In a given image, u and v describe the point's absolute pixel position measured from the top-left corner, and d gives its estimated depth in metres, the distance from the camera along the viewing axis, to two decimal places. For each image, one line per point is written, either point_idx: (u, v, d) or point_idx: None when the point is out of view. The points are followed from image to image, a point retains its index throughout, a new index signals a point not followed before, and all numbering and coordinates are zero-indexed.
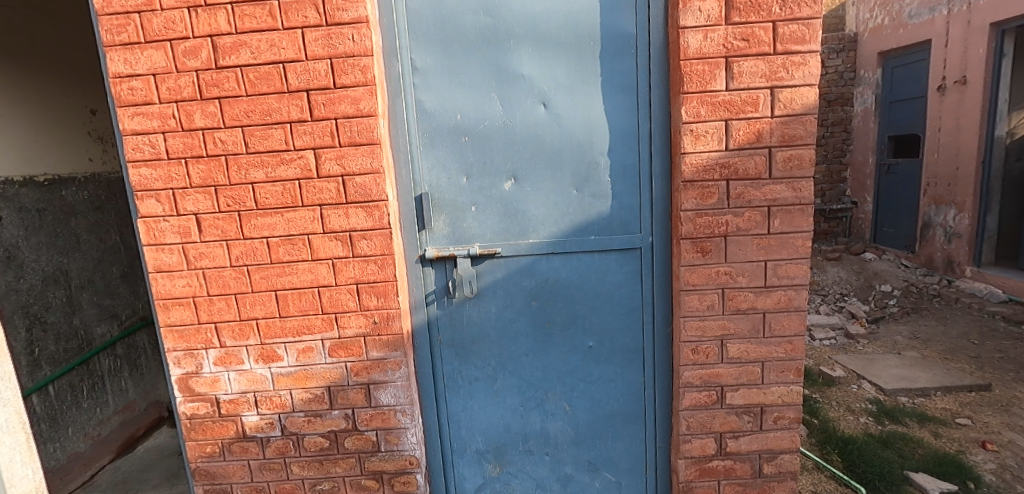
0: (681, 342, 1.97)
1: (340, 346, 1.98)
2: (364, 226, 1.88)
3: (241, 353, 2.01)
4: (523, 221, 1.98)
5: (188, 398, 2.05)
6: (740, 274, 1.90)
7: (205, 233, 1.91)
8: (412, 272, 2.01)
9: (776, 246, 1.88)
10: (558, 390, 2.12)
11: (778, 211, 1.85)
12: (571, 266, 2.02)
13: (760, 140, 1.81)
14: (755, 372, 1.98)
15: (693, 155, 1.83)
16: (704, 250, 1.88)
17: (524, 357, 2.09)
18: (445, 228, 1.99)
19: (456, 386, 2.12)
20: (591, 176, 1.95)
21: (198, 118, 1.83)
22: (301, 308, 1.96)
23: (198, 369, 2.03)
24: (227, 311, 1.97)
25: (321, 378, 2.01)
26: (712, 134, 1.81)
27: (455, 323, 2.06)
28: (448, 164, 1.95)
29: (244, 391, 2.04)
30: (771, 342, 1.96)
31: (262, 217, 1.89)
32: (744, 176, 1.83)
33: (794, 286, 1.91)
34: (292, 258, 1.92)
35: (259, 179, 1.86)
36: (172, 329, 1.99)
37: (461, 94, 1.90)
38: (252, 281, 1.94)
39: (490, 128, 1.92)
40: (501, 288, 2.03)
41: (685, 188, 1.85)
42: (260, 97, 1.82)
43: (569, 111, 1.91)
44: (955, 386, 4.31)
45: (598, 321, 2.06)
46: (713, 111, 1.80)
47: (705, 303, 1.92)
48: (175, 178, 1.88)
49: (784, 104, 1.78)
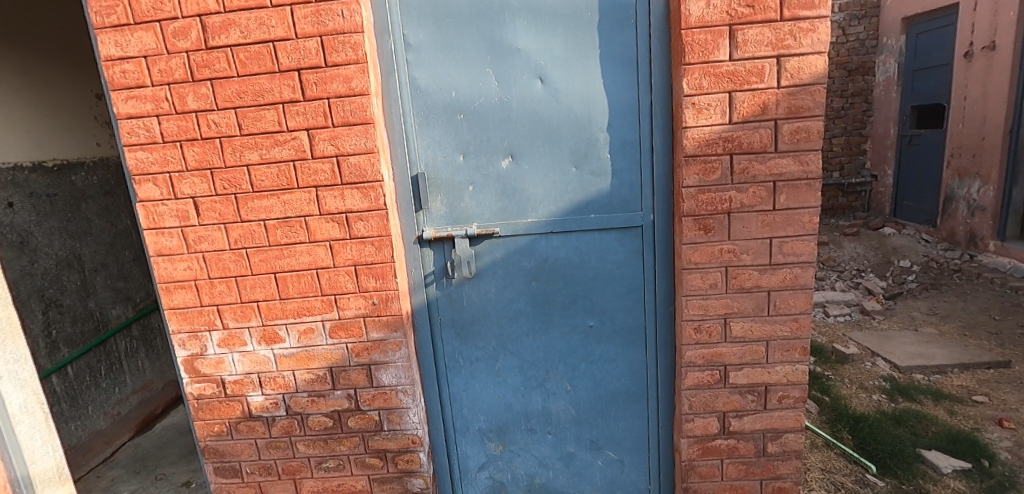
0: (683, 321, 1.93)
1: (340, 327, 1.99)
2: (360, 208, 1.87)
3: (244, 335, 2.02)
4: (522, 200, 1.95)
5: (194, 379, 2.08)
6: (744, 252, 1.85)
7: (204, 216, 1.91)
8: (410, 253, 1.99)
9: (782, 222, 1.82)
10: (559, 370, 2.11)
11: (784, 186, 1.79)
12: (571, 246, 1.98)
13: (765, 112, 1.74)
14: (759, 351, 1.94)
15: (695, 129, 1.77)
16: (707, 227, 1.84)
17: (524, 337, 2.08)
18: (443, 208, 1.96)
19: (457, 366, 2.12)
20: (590, 152, 1.90)
21: (191, 100, 1.82)
22: (300, 290, 1.96)
23: (203, 350, 2.05)
24: (228, 294, 1.98)
25: (323, 359, 2.03)
26: (716, 107, 1.74)
27: (455, 304, 2.05)
28: (444, 143, 1.91)
29: (248, 372, 2.06)
30: (776, 320, 1.91)
31: (259, 200, 1.88)
32: (749, 150, 1.77)
33: (800, 264, 1.85)
34: (290, 240, 1.91)
35: (254, 161, 1.85)
36: (176, 312, 2.01)
37: (455, 70, 1.86)
38: (251, 263, 1.94)
39: (485, 105, 1.88)
40: (500, 269, 2.01)
41: (687, 163, 1.79)
42: (252, 77, 1.79)
43: (567, 86, 1.85)
44: (973, 363, 4.22)
45: (599, 301, 2.04)
46: (716, 82, 1.73)
47: (708, 282, 1.88)
48: (171, 161, 1.87)
49: (790, 74, 1.71)
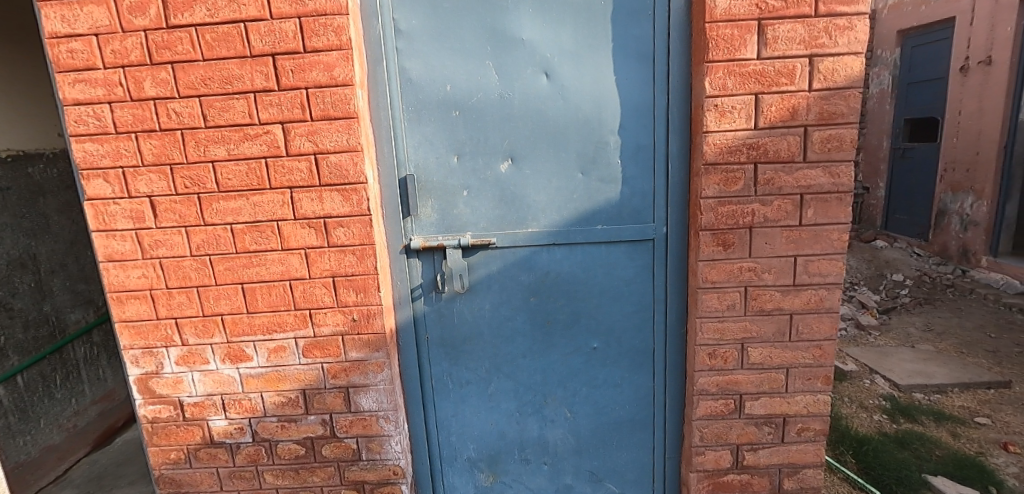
0: (697, 345, 1.75)
1: (315, 345, 1.77)
2: (340, 212, 1.66)
3: (205, 352, 1.80)
4: (522, 207, 1.75)
5: (148, 401, 1.85)
6: (766, 271, 1.68)
7: (162, 218, 1.69)
8: (396, 264, 1.79)
9: (808, 239, 1.65)
10: (559, 396, 1.92)
11: (812, 200, 1.62)
12: (575, 259, 1.79)
13: (795, 117, 1.57)
14: (779, 380, 1.78)
15: (716, 134, 1.59)
16: (726, 243, 1.66)
17: (521, 358, 1.89)
18: (434, 214, 1.76)
19: (446, 390, 1.92)
20: (599, 157, 1.72)
21: (148, 86, 1.60)
22: (270, 303, 1.74)
23: (159, 369, 1.82)
24: (189, 306, 1.76)
25: (295, 381, 1.81)
26: (741, 110, 1.57)
27: (445, 321, 1.85)
28: (437, 142, 1.71)
29: (210, 393, 1.83)
30: (798, 346, 1.74)
31: (225, 201, 1.67)
32: (775, 159, 1.60)
33: (826, 285, 1.69)
34: (260, 247, 1.70)
35: (220, 157, 1.64)
36: (129, 325, 1.78)
37: (451, 61, 1.66)
38: (215, 272, 1.72)
39: (484, 102, 1.68)
40: (496, 283, 1.81)
41: (707, 172, 1.61)
42: (219, 62, 1.58)
43: (576, 83, 1.67)
44: (974, 383, 4.12)
45: (603, 320, 1.85)
46: (742, 83, 1.55)
47: (725, 303, 1.71)
48: (125, 155, 1.64)
49: (824, 75, 1.54)
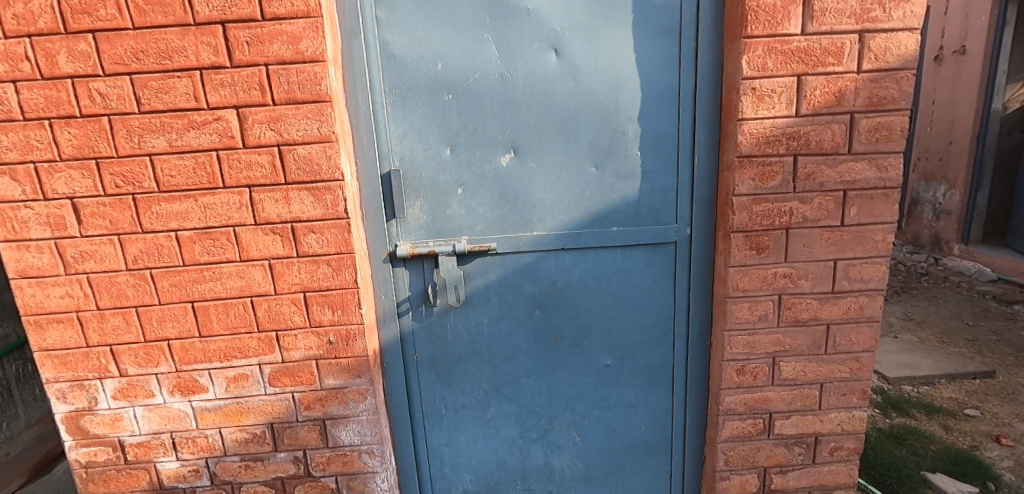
0: (723, 361, 1.56)
1: (283, 372, 1.50)
2: (311, 216, 1.39)
3: (150, 383, 1.50)
4: (525, 207, 1.51)
5: (81, 443, 1.55)
6: (803, 277, 1.48)
7: (88, 225, 1.38)
8: (379, 274, 1.53)
9: (850, 241, 1.46)
10: (566, 419, 1.70)
11: (856, 196, 1.43)
12: (586, 266, 1.57)
13: (841, 103, 1.36)
14: (812, 396, 1.59)
15: (753, 122, 1.37)
16: (760, 246, 1.46)
17: (524, 379, 1.66)
18: (423, 216, 1.51)
19: (437, 416, 1.67)
20: (614, 148, 1.49)
21: (64, 61, 1.28)
22: (228, 324, 1.46)
23: (92, 405, 1.52)
24: (126, 330, 1.46)
25: (260, 414, 1.53)
26: (782, 94, 1.35)
27: (436, 339, 1.60)
28: (426, 131, 1.45)
29: (157, 431, 1.54)
30: (834, 360, 1.56)
31: (168, 204, 1.37)
32: (817, 150, 1.39)
33: (867, 292, 1.50)
34: (213, 258, 1.41)
35: (159, 149, 1.34)
36: (52, 355, 1.47)
37: (442, 34, 1.39)
38: (157, 289, 1.43)
39: (482, 83, 1.43)
40: (495, 294, 1.57)
41: (741, 166, 1.40)
42: (154, 31, 1.27)
43: (589, 62, 1.42)
44: (960, 374, 4.08)
45: (617, 333, 1.63)
46: (783, 62, 1.33)
47: (757, 313, 1.51)
48: (37, 148, 1.32)
49: (875, 54, 1.34)
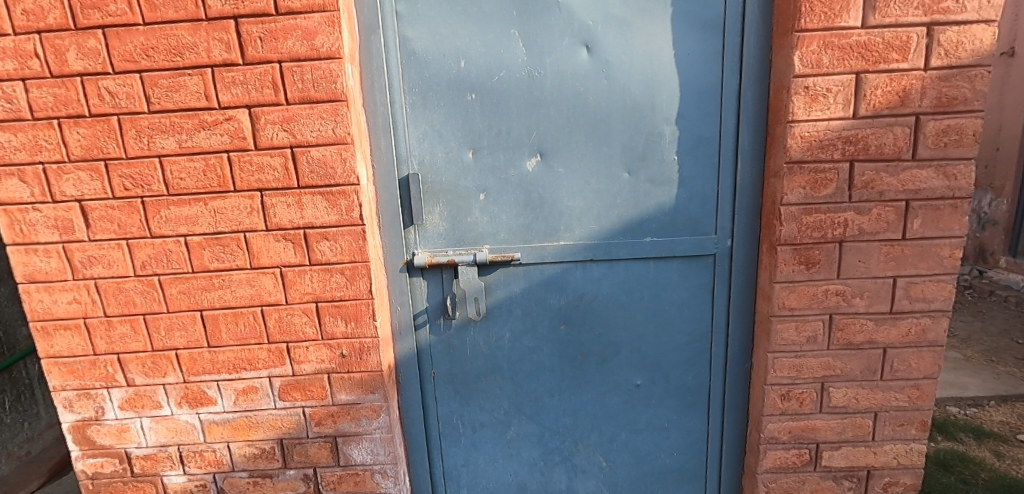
0: (766, 385, 1.43)
1: (294, 386, 1.43)
2: (324, 222, 1.31)
3: (157, 394, 1.44)
4: (552, 215, 1.41)
5: (87, 453, 1.49)
6: (858, 295, 1.35)
7: (96, 229, 1.32)
8: (395, 284, 1.44)
9: (912, 257, 1.32)
10: (592, 442, 1.58)
11: (920, 208, 1.29)
12: (616, 279, 1.45)
13: (905, 104, 1.23)
14: (864, 426, 1.45)
15: (805, 125, 1.25)
16: (810, 261, 1.33)
17: (548, 398, 1.55)
18: (442, 223, 1.42)
19: (455, 435, 1.58)
20: (649, 152, 1.37)
21: (73, 57, 1.23)
22: (237, 335, 1.39)
23: (99, 415, 1.46)
24: (134, 339, 1.40)
25: (269, 429, 1.46)
26: (838, 93, 1.22)
27: (454, 354, 1.51)
28: (447, 133, 1.36)
29: (164, 444, 1.48)
30: (890, 387, 1.42)
31: (177, 208, 1.31)
32: (877, 156, 1.26)
33: (930, 313, 1.36)
34: (223, 265, 1.34)
35: (169, 151, 1.28)
36: (58, 362, 1.42)
37: (465, 29, 1.30)
38: (165, 297, 1.36)
39: (507, 82, 1.33)
40: (518, 307, 1.47)
41: (790, 172, 1.27)
42: (164, 26, 1.21)
43: (624, 58, 1.32)
44: (1012, 395, 3.58)
45: (649, 352, 1.51)
46: (841, 58, 1.21)
47: (805, 334, 1.38)
48: (46, 148, 1.28)
49: (945, 49, 1.20)
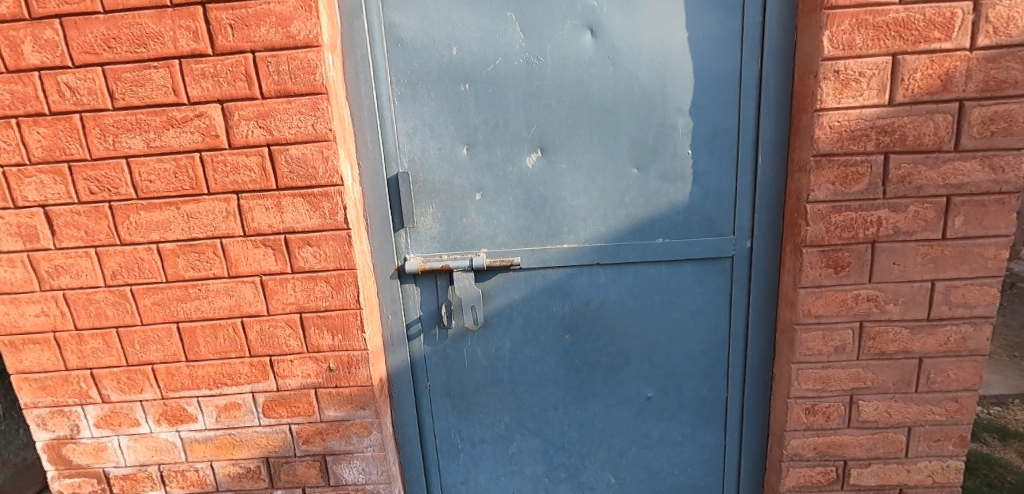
0: (789, 399, 1.31)
1: (279, 402, 1.33)
2: (306, 226, 1.20)
3: (134, 411, 1.35)
4: (555, 216, 1.30)
5: (64, 473, 1.41)
6: (891, 301, 1.22)
7: (62, 236, 1.23)
8: (386, 292, 1.34)
9: (953, 258, 1.19)
10: (600, 458, 1.48)
11: (963, 204, 1.16)
12: (625, 284, 1.34)
13: (948, 88, 1.10)
14: (897, 442, 1.33)
15: (835, 113, 1.12)
16: (838, 264, 1.20)
17: (552, 411, 1.44)
18: (435, 225, 1.31)
19: (453, 451, 1.47)
20: (661, 146, 1.25)
21: (30, 50, 1.12)
22: (216, 348, 1.29)
23: (73, 433, 1.37)
24: (107, 353, 1.30)
25: (254, 447, 1.36)
26: (872, 77, 1.10)
27: (451, 365, 1.40)
28: (439, 128, 1.25)
29: (143, 463, 1.39)
30: (926, 400, 1.30)
31: (147, 212, 1.21)
32: (915, 147, 1.13)
33: (972, 320, 1.23)
34: (198, 274, 1.24)
35: (137, 151, 1.17)
36: (29, 378, 1.33)
37: (457, 13, 1.19)
38: (139, 308, 1.27)
39: (504, 70, 1.21)
40: (519, 315, 1.36)
41: (818, 166, 1.15)
42: (127, 14, 1.10)
43: (632, 42, 1.20)
44: None
45: (661, 362, 1.40)
46: (875, 38, 1.08)
47: (833, 344, 1.26)
48: (5, 150, 1.18)
49: (995, 26, 1.06)
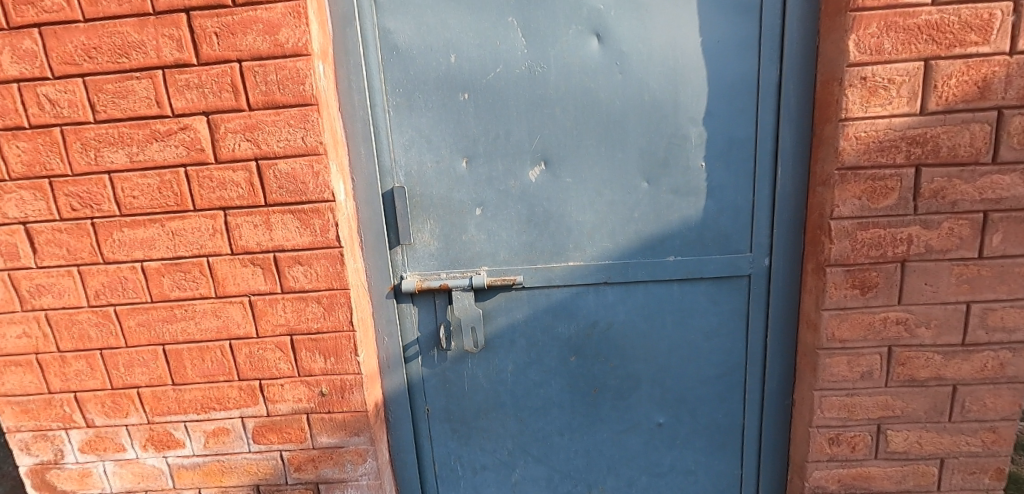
0: (811, 428, 1.23)
1: (269, 428, 1.26)
2: (296, 244, 1.14)
3: (119, 436, 1.29)
4: (559, 232, 1.22)
5: None
6: (922, 324, 1.14)
7: (43, 254, 1.17)
8: (382, 312, 1.27)
9: (990, 279, 1.10)
10: (608, 486, 1.40)
11: (1001, 220, 1.07)
12: (635, 304, 1.26)
13: (986, 95, 1.01)
14: (928, 474, 1.23)
15: (861, 123, 1.04)
16: (865, 285, 1.12)
17: (557, 438, 1.36)
18: (433, 242, 1.24)
19: (453, 478, 1.40)
20: (672, 158, 1.18)
21: (8, 61, 1.07)
22: (203, 371, 1.23)
23: (57, 458, 1.32)
24: (91, 375, 1.25)
25: (244, 474, 1.30)
26: (902, 84, 1.02)
27: (450, 389, 1.33)
28: (437, 140, 1.18)
29: (130, 490, 1.33)
30: (961, 430, 1.20)
31: (131, 230, 1.15)
32: (949, 159, 1.05)
33: (1011, 344, 1.13)
34: (184, 294, 1.18)
35: (120, 166, 1.12)
36: (11, 401, 1.28)
37: (455, 18, 1.12)
38: (123, 329, 1.21)
39: (505, 78, 1.15)
40: (521, 336, 1.29)
41: (843, 180, 1.07)
42: (108, 22, 1.05)
43: (641, 48, 1.12)
44: None
45: (673, 386, 1.32)
46: (906, 42, 1.00)
47: (859, 370, 1.17)
48: None
49: None
